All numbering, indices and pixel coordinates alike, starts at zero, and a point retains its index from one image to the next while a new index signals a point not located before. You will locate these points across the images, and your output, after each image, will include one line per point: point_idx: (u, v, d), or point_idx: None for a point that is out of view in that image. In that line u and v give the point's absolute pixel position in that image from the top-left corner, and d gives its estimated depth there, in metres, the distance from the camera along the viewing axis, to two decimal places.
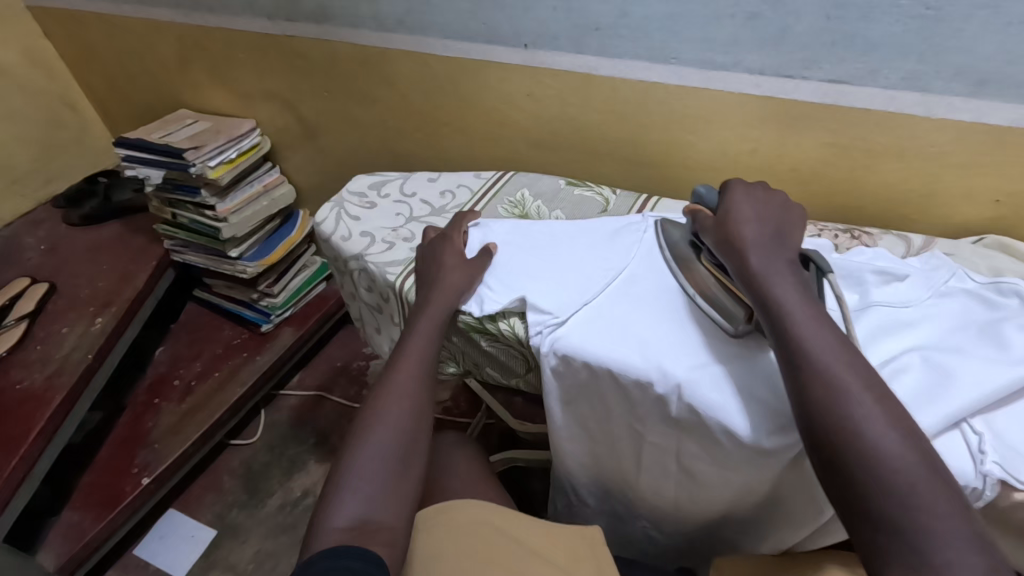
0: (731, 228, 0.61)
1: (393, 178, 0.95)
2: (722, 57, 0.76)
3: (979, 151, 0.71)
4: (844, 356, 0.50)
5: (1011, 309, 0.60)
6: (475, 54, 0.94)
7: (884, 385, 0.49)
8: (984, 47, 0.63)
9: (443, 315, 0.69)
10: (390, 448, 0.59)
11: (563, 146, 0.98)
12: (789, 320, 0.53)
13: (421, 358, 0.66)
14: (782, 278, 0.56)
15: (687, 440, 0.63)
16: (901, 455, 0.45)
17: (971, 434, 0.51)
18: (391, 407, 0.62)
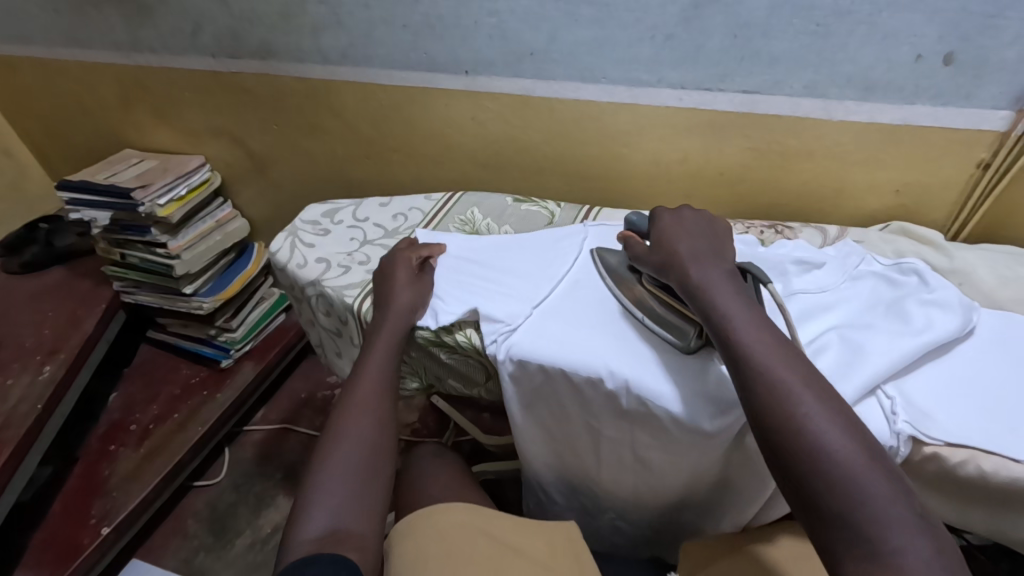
0: (670, 247, 0.65)
1: (346, 205, 0.98)
2: (646, 76, 0.83)
3: (876, 148, 0.78)
4: (784, 357, 0.53)
5: (913, 286, 0.66)
6: (418, 82, 0.99)
7: (822, 380, 0.52)
8: (868, 57, 0.71)
9: (400, 332, 0.72)
10: (355, 460, 0.61)
11: (508, 165, 1.03)
12: (730, 326, 0.56)
13: (380, 374, 0.69)
14: (721, 287, 0.59)
15: (639, 431, 0.67)
16: (841, 444, 0.47)
17: (885, 399, 0.57)
18: (354, 423, 0.64)
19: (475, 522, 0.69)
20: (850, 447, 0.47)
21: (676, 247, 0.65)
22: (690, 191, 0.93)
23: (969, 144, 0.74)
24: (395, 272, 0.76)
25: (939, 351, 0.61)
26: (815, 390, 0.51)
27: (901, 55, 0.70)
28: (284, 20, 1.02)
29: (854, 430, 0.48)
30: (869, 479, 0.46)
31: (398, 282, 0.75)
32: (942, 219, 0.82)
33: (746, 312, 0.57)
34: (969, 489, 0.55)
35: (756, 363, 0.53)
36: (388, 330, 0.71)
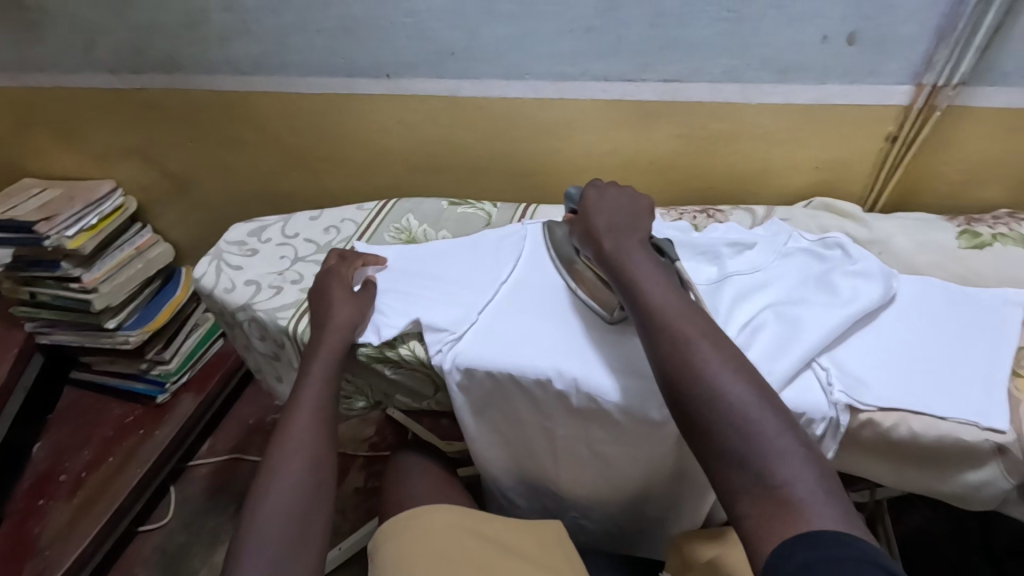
0: (589, 220, 0.67)
1: (273, 222, 0.93)
2: (571, 69, 0.82)
3: (795, 128, 0.81)
4: (683, 309, 0.55)
5: (838, 259, 0.69)
6: (340, 88, 0.95)
7: (721, 332, 0.54)
8: (779, 41, 0.73)
9: (338, 353, 0.69)
10: (290, 509, 0.58)
11: (442, 168, 1.01)
12: (635, 287, 0.58)
13: (313, 411, 0.65)
14: (631, 254, 0.61)
15: (592, 428, 0.67)
16: (731, 385, 0.49)
17: (820, 371, 0.59)
18: (288, 465, 0.60)
19: (464, 524, 0.67)
20: (745, 391, 0.48)
21: (596, 220, 0.66)
22: (624, 181, 0.94)
23: (877, 119, 0.78)
24: (333, 292, 0.73)
25: (866, 321, 0.64)
26: (710, 337, 0.53)
27: (808, 36, 0.72)
28: (189, 31, 0.96)
29: (746, 372, 0.50)
30: (761, 417, 0.47)
31: (337, 305, 0.72)
32: (860, 192, 0.86)
33: (652, 276, 0.59)
34: (902, 452, 0.58)
35: (662, 320, 0.54)
36: (323, 360, 0.68)
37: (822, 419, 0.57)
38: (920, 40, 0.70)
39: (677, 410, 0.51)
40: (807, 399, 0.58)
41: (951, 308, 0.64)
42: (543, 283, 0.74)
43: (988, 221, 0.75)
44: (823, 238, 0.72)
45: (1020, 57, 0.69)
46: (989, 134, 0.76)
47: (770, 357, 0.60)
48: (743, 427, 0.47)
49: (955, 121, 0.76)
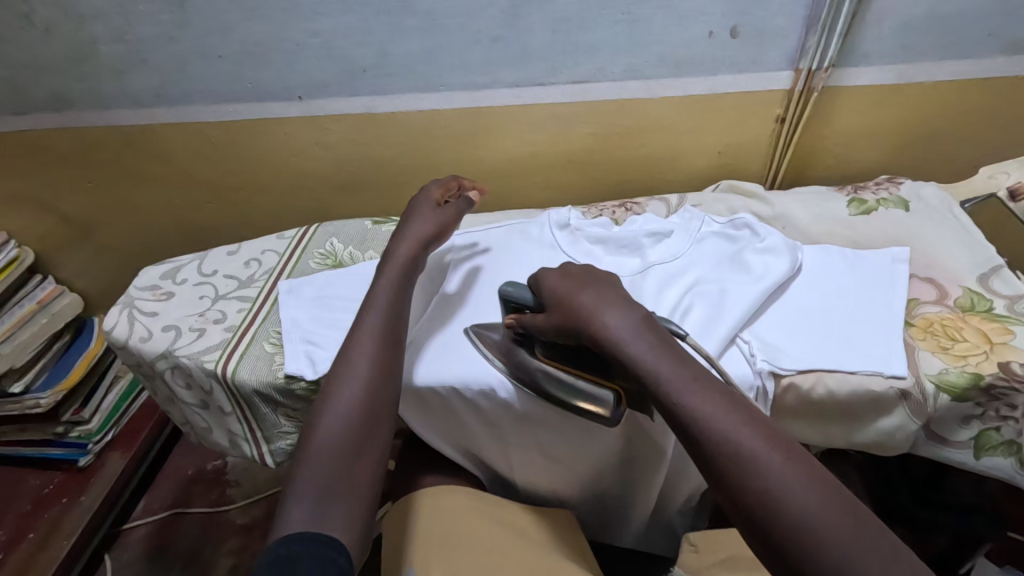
0: (570, 303, 0.58)
1: (187, 261, 0.88)
2: (481, 78, 0.83)
3: (697, 117, 0.86)
4: (732, 413, 0.46)
5: (749, 238, 0.74)
6: (247, 114, 0.91)
7: (784, 438, 0.45)
8: (674, 38, 0.77)
9: (404, 270, 0.68)
10: (342, 428, 0.56)
11: (363, 187, 1.00)
12: (665, 387, 0.49)
13: (378, 324, 0.63)
14: (641, 340, 0.53)
15: (541, 429, 0.68)
16: (824, 518, 0.40)
17: (743, 344, 0.63)
18: (347, 382, 0.59)
19: (480, 509, 0.67)
20: (827, 507, 0.41)
21: (577, 298, 0.58)
22: (545, 181, 0.96)
23: (768, 103, 0.84)
24: (414, 213, 0.74)
25: (779, 293, 0.69)
26: (778, 448, 0.44)
27: (700, 31, 0.76)
28: (72, 66, 0.89)
29: (831, 493, 0.42)
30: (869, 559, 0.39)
31: (414, 223, 0.73)
32: (762, 171, 0.92)
33: (679, 370, 0.50)
34: (825, 409, 0.62)
35: (704, 424, 0.46)
36: (393, 270, 0.68)
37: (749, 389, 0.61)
38: (796, 29, 0.75)
39: (762, 549, 0.43)
40: (734, 372, 0.61)
41: (850, 270, 0.69)
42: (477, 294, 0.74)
43: (871, 187, 0.82)
44: (733, 220, 0.77)
45: (880, 40, 0.76)
46: (862, 109, 0.83)
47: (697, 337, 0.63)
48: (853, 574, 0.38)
49: (832, 100, 0.83)
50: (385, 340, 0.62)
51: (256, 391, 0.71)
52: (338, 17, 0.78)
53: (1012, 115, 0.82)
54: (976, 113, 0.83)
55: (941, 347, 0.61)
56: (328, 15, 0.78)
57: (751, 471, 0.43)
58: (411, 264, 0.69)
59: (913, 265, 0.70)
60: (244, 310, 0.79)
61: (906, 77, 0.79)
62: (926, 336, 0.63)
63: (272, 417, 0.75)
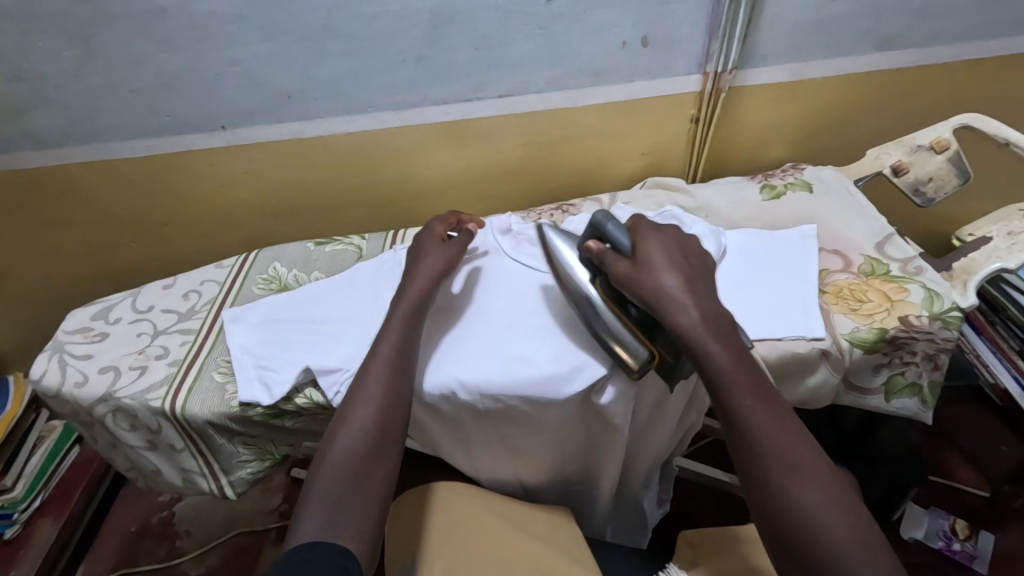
0: (653, 279, 0.58)
1: (119, 299, 0.85)
2: (410, 97, 0.86)
3: (618, 122, 0.92)
4: (778, 427, 0.52)
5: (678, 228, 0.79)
6: (170, 147, 0.89)
7: (818, 456, 0.51)
8: (588, 50, 0.83)
9: (416, 305, 0.68)
10: (355, 450, 0.57)
11: (300, 211, 0.99)
12: (725, 394, 0.53)
13: (392, 350, 0.64)
14: (716, 339, 0.55)
15: (503, 425, 0.70)
16: (834, 530, 0.47)
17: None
18: (358, 408, 0.60)
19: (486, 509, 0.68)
20: (840, 522, 0.47)
21: (659, 277, 0.58)
22: (483, 191, 0.99)
23: (680, 105, 0.91)
24: (425, 240, 0.76)
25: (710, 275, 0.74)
26: (810, 466, 0.50)
27: (611, 43, 0.82)
28: None
29: (845, 509, 0.48)
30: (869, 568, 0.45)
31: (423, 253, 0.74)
32: (682, 168, 1.00)
33: (744, 377, 0.54)
34: (760, 375, 0.68)
35: (763, 440, 0.51)
36: (405, 304, 0.68)
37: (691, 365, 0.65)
38: (696, 37, 0.83)
39: (778, 548, 0.49)
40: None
41: (769, 248, 0.76)
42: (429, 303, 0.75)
43: (779, 174, 0.91)
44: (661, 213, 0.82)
45: (770, 43, 0.84)
46: (764, 106, 0.92)
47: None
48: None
49: (737, 98, 0.91)
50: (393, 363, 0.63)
51: (210, 422, 0.70)
52: (259, 44, 0.78)
53: (889, 103, 0.93)
54: (860, 103, 0.93)
55: (851, 309, 0.69)
56: (249, 43, 0.78)
57: (796, 489, 0.49)
58: (422, 300, 0.69)
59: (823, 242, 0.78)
60: (187, 342, 0.77)
61: (798, 74, 0.89)
62: (837, 301, 0.70)
63: (230, 446, 0.73)
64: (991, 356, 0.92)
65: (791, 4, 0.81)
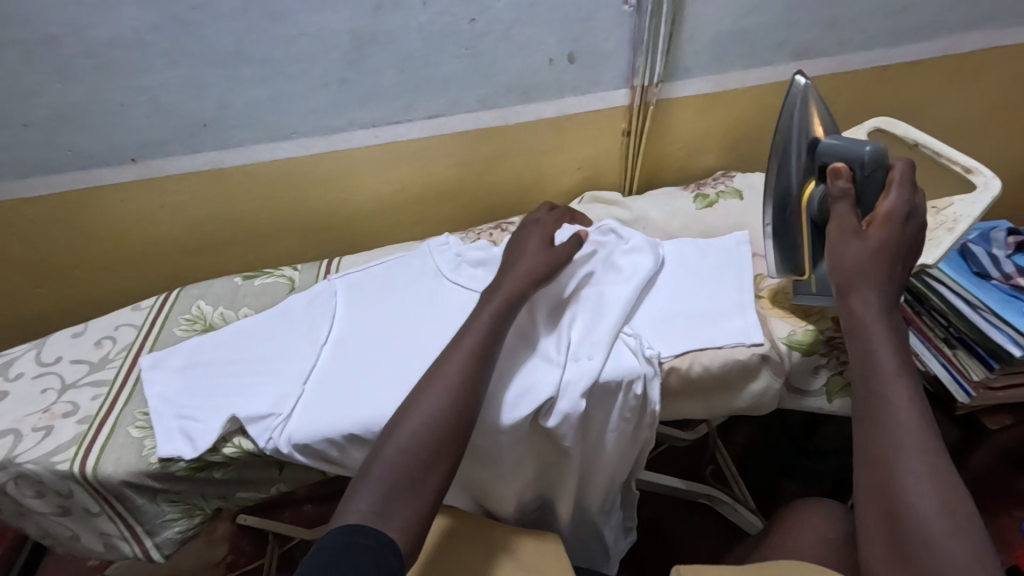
0: (836, 252, 0.61)
1: (20, 352, 0.77)
2: (336, 121, 0.83)
3: (552, 138, 0.91)
4: (913, 415, 0.53)
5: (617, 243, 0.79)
6: (74, 183, 0.82)
7: (943, 458, 0.51)
8: (515, 68, 0.82)
9: (506, 304, 0.64)
10: (418, 444, 0.54)
11: (227, 244, 0.93)
12: (870, 371, 0.56)
13: (482, 348, 0.60)
14: (880, 327, 0.58)
15: None
16: (932, 516, 0.48)
17: (627, 338, 0.67)
18: (429, 395, 0.56)
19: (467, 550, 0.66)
20: (940, 510, 0.49)
21: (852, 256, 0.60)
22: (420, 214, 0.96)
23: (612, 119, 0.91)
24: (536, 225, 0.77)
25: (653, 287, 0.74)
26: (930, 457, 0.51)
27: (538, 60, 0.82)
28: None
29: (955, 506, 0.49)
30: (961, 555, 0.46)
31: (533, 237, 0.73)
32: (618, 181, 1.00)
33: (895, 365, 0.56)
34: (705, 385, 0.68)
35: (885, 419, 0.54)
36: (496, 301, 0.64)
37: (637, 380, 0.64)
38: (621, 51, 0.84)
39: (875, 517, 0.52)
40: (622, 367, 0.64)
41: (706, 256, 0.76)
42: (366, 334, 0.72)
43: (710, 183, 0.92)
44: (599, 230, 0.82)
45: (693, 56, 0.86)
46: (692, 117, 0.94)
47: (585, 340, 0.66)
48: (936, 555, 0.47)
49: (666, 111, 0.92)
50: (481, 358, 0.59)
51: (126, 483, 0.63)
52: (167, 70, 0.74)
53: None
54: (781, 111, 0.96)
55: (785, 314, 0.70)
56: (155, 70, 0.74)
57: (905, 470, 0.51)
58: (515, 299, 0.65)
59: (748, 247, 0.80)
60: (99, 396, 0.70)
61: (721, 85, 0.91)
62: (773, 306, 0.72)
63: (152, 506, 0.67)
64: (922, 348, 0.93)
65: (710, 17, 0.83)
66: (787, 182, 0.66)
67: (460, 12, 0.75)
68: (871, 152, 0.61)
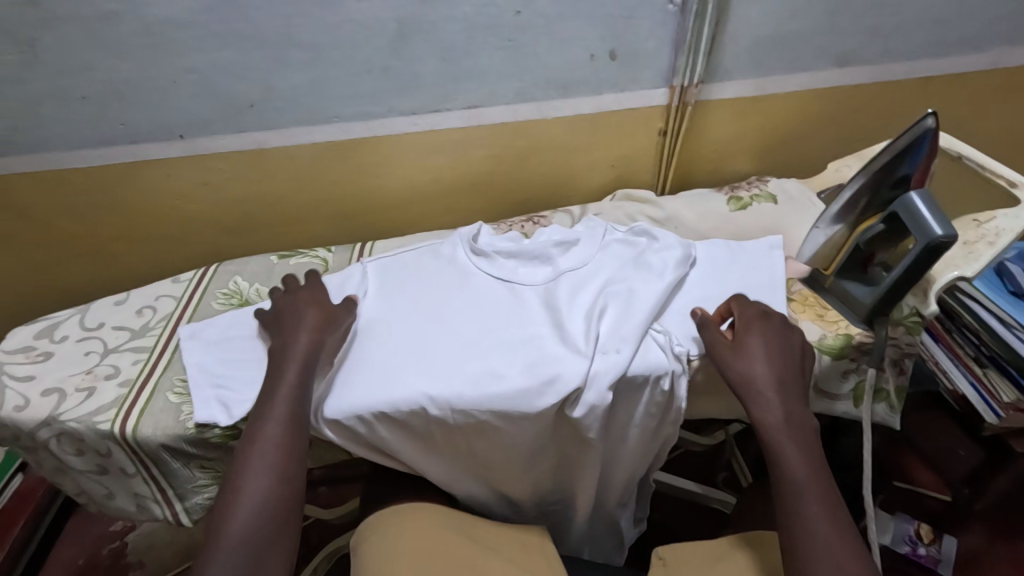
0: (765, 411, 0.59)
1: (66, 316, 0.80)
2: (376, 107, 0.84)
3: (587, 135, 0.92)
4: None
5: (649, 240, 0.77)
6: (123, 157, 0.85)
7: None
8: (555, 62, 0.83)
9: (304, 372, 0.63)
10: (254, 526, 0.54)
11: (263, 225, 0.96)
12: (808, 540, 0.52)
13: (285, 427, 0.59)
14: (807, 485, 0.55)
15: (472, 440, 0.68)
16: None
17: (655, 337, 0.67)
18: (257, 466, 0.57)
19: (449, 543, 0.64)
20: None
21: (774, 413, 0.59)
22: (452, 204, 0.98)
23: (648, 117, 0.91)
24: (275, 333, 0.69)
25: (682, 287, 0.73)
26: None
27: (579, 55, 0.83)
28: None
29: None
30: None
31: (306, 313, 0.70)
32: (650, 181, 1.00)
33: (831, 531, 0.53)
34: None
35: None
36: (296, 362, 0.63)
37: (660, 378, 0.65)
38: (662, 51, 0.84)
39: None
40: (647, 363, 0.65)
41: (738, 261, 0.75)
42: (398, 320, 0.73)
43: (744, 186, 0.92)
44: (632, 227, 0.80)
45: (733, 58, 0.86)
46: (728, 120, 0.93)
47: (613, 334, 0.67)
48: None
49: (702, 111, 0.92)
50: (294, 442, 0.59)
51: (164, 445, 0.66)
52: (218, 51, 0.76)
53: (846, 118, 0.96)
54: (819, 118, 0.96)
55: (817, 315, 0.69)
56: (206, 50, 0.76)
57: None
58: (305, 378, 0.63)
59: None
60: (139, 361, 0.73)
61: (760, 89, 0.90)
62: (804, 309, 0.70)
63: (185, 470, 0.69)
64: (949, 364, 0.94)
65: (754, 20, 0.83)
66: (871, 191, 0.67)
67: (505, 5, 0.76)
68: (937, 233, 0.57)
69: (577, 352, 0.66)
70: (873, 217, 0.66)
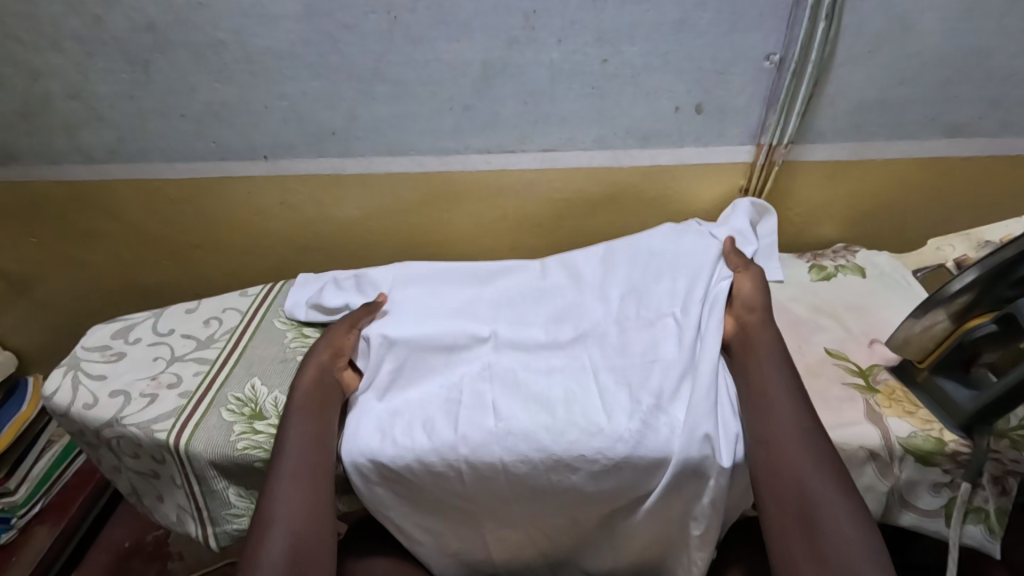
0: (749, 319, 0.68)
1: (141, 319, 0.84)
2: (453, 144, 0.85)
3: (663, 187, 0.89)
4: (801, 427, 0.57)
5: (675, 320, 0.70)
6: (211, 173, 0.90)
7: (831, 456, 0.55)
8: (638, 112, 0.81)
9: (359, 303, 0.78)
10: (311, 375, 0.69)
11: (330, 246, 0.98)
12: (765, 390, 0.61)
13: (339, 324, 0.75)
14: (770, 351, 0.64)
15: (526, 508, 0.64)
16: (834, 505, 0.51)
17: (702, 399, 0.61)
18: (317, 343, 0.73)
19: None
20: (838, 503, 0.51)
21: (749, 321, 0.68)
22: (517, 243, 0.96)
23: (730, 174, 0.87)
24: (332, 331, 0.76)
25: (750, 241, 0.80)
26: (817, 454, 0.55)
27: (663, 107, 0.80)
28: (26, 119, 0.85)
29: (849, 494, 0.52)
30: (842, 530, 0.50)
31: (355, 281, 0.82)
32: None
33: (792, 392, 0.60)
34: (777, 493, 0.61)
35: (774, 428, 0.57)
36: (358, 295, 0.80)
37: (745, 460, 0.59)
38: (753, 108, 0.80)
39: (788, 537, 0.52)
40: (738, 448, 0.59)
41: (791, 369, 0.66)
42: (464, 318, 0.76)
43: (829, 255, 0.86)
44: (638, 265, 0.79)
45: (830, 119, 0.81)
46: (816, 184, 0.88)
47: (642, 423, 0.60)
48: (826, 530, 0.50)
49: (789, 173, 0.87)
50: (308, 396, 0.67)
51: (212, 462, 0.67)
52: (311, 81, 0.79)
53: (954, 191, 0.88)
54: (923, 189, 0.88)
55: (905, 412, 0.62)
56: (300, 79, 0.79)
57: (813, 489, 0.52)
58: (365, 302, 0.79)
59: (856, 331, 0.73)
60: (201, 373, 0.75)
61: (857, 154, 0.85)
62: (890, 403, 0.63)
63: (226, 491, 0.69)
64: None
65: (856, 83, 0.78)
66: (992, 287, 0.59)
67: (593, 52, 0.75)
68: None
69: (604, 431, 0.60)
70: (985, 314, 0.60)
